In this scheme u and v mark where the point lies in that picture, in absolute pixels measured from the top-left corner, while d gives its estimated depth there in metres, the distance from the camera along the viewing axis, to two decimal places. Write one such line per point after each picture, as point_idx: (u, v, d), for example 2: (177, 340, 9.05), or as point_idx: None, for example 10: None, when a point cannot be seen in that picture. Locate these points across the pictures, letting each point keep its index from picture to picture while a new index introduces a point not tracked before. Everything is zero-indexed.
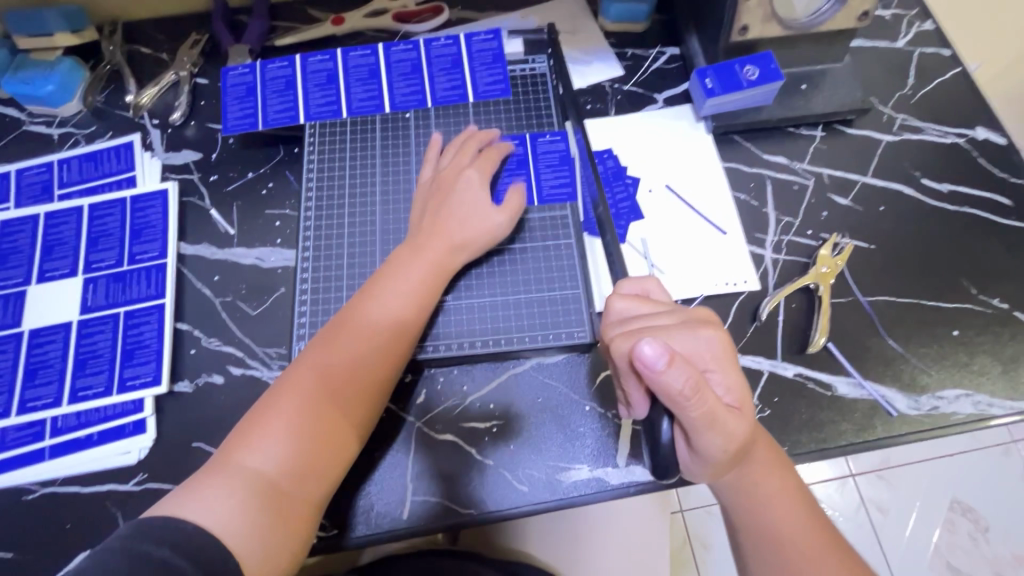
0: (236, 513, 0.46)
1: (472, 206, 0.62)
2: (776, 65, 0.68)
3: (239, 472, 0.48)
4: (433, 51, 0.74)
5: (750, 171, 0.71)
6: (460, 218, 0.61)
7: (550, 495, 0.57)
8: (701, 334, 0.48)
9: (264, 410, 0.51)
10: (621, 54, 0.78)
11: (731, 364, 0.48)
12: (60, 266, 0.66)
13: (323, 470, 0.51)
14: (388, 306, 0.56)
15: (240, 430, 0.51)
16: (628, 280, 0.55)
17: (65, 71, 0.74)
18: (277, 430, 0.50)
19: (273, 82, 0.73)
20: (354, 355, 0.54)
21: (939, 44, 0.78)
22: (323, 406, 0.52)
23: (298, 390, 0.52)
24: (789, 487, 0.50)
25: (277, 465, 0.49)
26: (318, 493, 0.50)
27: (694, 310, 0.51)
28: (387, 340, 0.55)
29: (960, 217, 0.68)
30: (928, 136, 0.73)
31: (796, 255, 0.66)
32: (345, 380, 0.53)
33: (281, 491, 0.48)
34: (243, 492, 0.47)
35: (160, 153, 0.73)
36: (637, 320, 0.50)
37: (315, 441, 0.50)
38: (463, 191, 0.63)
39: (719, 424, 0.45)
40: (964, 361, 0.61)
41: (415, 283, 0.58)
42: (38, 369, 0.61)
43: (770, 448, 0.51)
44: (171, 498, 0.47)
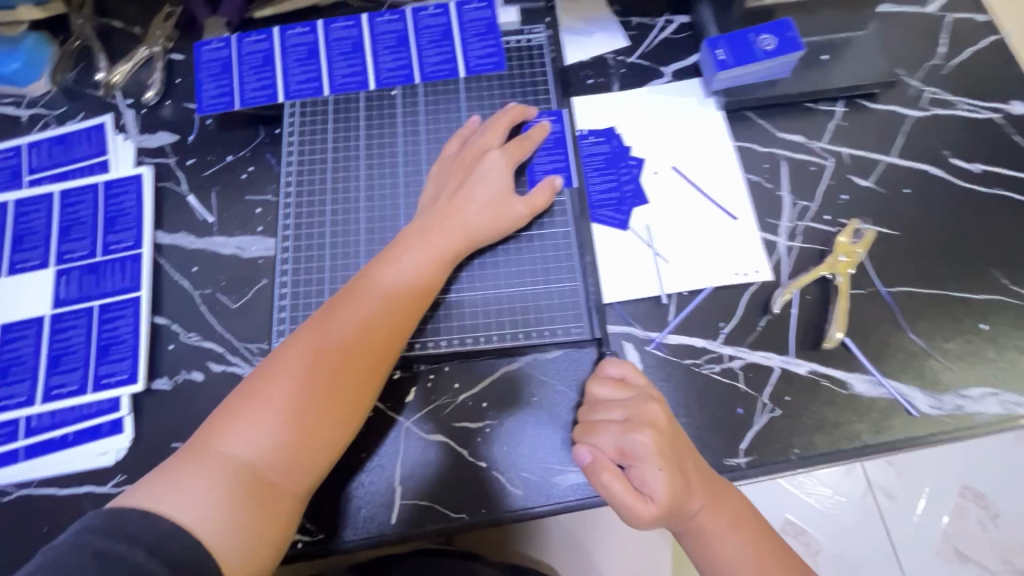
0: (214, 504, 0.43)
1: (494, 187, 0.58)
2: (792, 33, 0.63)
3: (218, 461, 0.44)
4: (421, 22, 0.68)
5: (763, 150, 0.66)
6: (481, 200, 0.58)
7: (547, 499, 0.54)
8: (633, 437, 0.51)
9: (248, 396, 0.47)
10: (625, 23, 0.72)
11: (659, 464, 0.50)
12: (32, 257, 0.63)
13: (310, 461, 0.47)
14: (397, 292, 0.53)
15: (220, 414, 0.47)
16: (613, 360, 0.56)
17: (31, 48, 0.70)
18: (260, 416, 0.46)
19: (251, 57, 0.68)
20: (352, 340, 0.50)
21: (974, 9, 0.71)
22: (312, 396, 0.48)
23: (289, 373, 0.48)
24: (749, 544, 0.51)
25: (259, 454, 0.45)
26: (304, 485, 0.47)
27: (645, 410, 0.52)
28: (396, 327, 0.52)
29: (992, 200, 0.63)
30: (959, 111, 0.67)
31: (812, 242, 0.62)
32: (346, 366, 0.49)
33: (266, 481, 0.45)
34: (224, 482, 0.44)
35: (134, 136, 0.69)
36: (592, 410, 0.54)
37: (307, 429, 0.47)
38: (486, 171, 0.59)
39: (630, 516, 0.50)
40: (992, 357, 0.57)
41: (427, 267, 0.55)
42: (11, 366, 0.59)
43: (735, 512, 0.52)
44: (143, 486, 0.43)
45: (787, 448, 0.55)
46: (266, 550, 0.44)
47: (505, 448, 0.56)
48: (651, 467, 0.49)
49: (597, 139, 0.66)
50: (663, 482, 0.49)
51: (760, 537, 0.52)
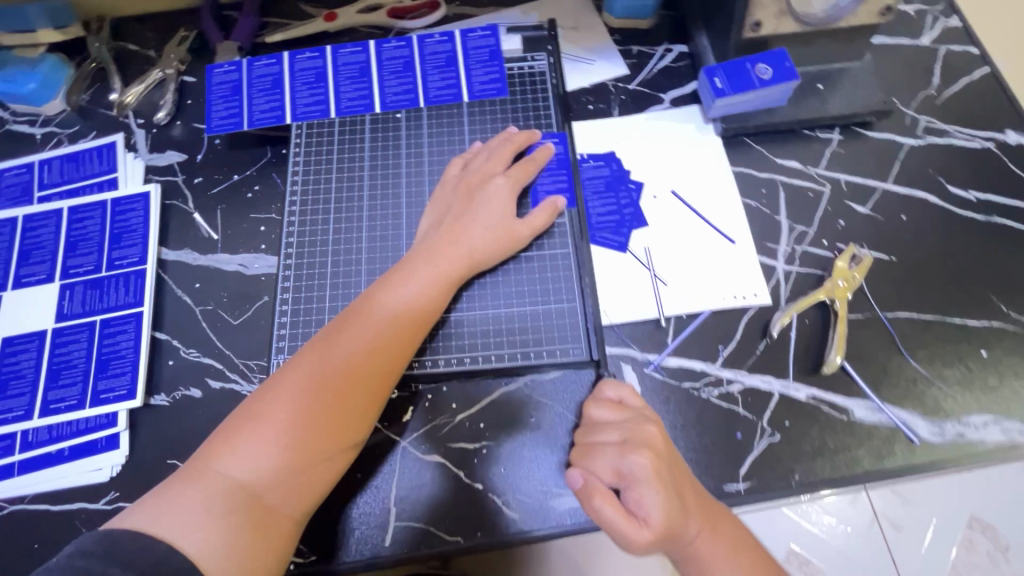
0: (212, 528, 0.42)
1: (498, 210, 0.59)
2: (790, 63, 0.64)
3: (217, 483, 0.44)
4: (427, 49, 0.70)
5: (761, 176, 0.66)
6: (485, 225, 0.59)
7: (543, 522, 0.54)
8: (631, 459, 0.48)
9: (250, 417, 0.47)
10: (625, 52, 0.74)
11: (656, 488, 0.47)
12: (37, 271, 0.64)
13: (309, 484, 0.47)
14: (401, 314, 0.53)
15: (220, 434, 0.47)
16: (610, 383, 0.55)
17: (48, 69, 0.72)
18: (262, 438, 0.46)
19: (260, 80, 0.70)
20: (356, 361, 0.50)
21: (966, 42, 0.73)
22: (314, 419, 0.48)
23: (293, 394, 0.48)
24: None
25: (258, 476, 0.45)
26: (301, 508, 0.47)
27: (643, 430, 0.50)
28: (400, 349, 0.52)
29: (988, 227, 0.63)
30: (954, 140, 0.68)
31: (810, 267, 0.62)
32: (349, 388, 0.49)
33: (264, 504, 0.45)
34: (223, 505, 0.44)
35: (144, 154, 0.71)
36: (588, 431, 0.53)
37: (308, 452, 0.47)
38: (491, 195, 0.60)
39: (624, 541, 0.47)
40: (993, 385, 0.57)
41: (430, 290, 0.55)
42: (10, 380, 0.59)
43: (735, 539, 0.50)
44: (141, 506, 0.43)
45: (787, 474, 0.54)
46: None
47: (501, 470, 0.55)
48: (648, 490, 0.47)
49: (597, 162, 0.67)
50: (661, 507, 0.47)
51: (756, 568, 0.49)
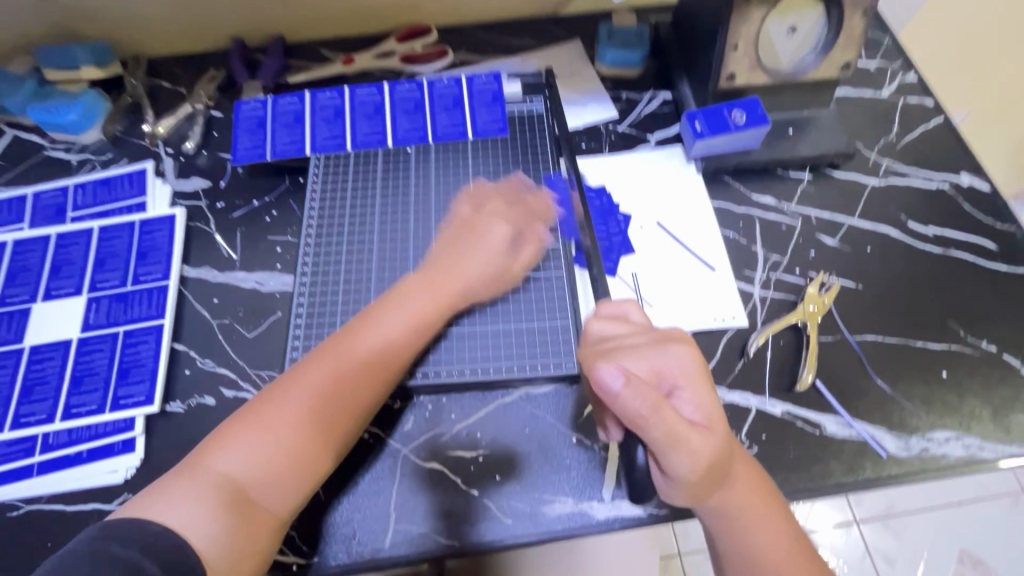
0: (202, 519, 0.46)
1: (494, 245, 0.63)
2: (762, 110, 0.71)
3: (211, 478, 0.48)
4: (436, 91, 0.78)
5: (738, 210, 0.73)
6: (479, 256, 0.62)
7: (535, 527, 0.57)
8: (671, 354, 0.48)
9: (247, 421, 0.51)
10: (615, 97, 0.81)
11: (701, 381, 0.48)
12: (67, 285, 0.68)
13: (297, 488, 0.51)
14: (398, 336, 0.57)
15: (218, 433, 0.51)
16: (607, 302, 0.55)
17: (89, 102, 0.78)
18: (256, 442, 0.50)
19: (283, 115, 0.76)
20: (352, 377, 0.54)
21: (923, 94, 0.81)
22: (308, 430, 0.52)
23: (292, 405, 0.52)
24: (776, 514, 0.50)
25: (248, 474, 0.49)
26: (288, 508, 0.51)
27: (663, 330, 0.51)
28: (386, 365, 0.56)
29: (946, 259, 0.69)
30: (913, 181, 0.75)
31: (784, 293, 0.67)
32: (335, 398, 0.53)
33: (252, 501, 0.49)
34: (214, 497, 0.48)
35: (171, 180, 0.77)
36: (605, 342, 0.50)
37: (298, 460, 0.51)
38: (490, 232, 0.64)
39: (684, 442, 0.45)
40: (954, 403, 0.61)
41: (426, 315, 0.59)
42: (34, 386, 0.62)
43: (754, 473, 0.51)
44: (140, 498, 0.48)
45: None
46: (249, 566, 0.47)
47: (497, 477, 0.59)
48: (698, 384, 0.48)
49: (592, 195, 0.73)
50: (708, 402, 0.48)
51: (776, 502, 0.51)
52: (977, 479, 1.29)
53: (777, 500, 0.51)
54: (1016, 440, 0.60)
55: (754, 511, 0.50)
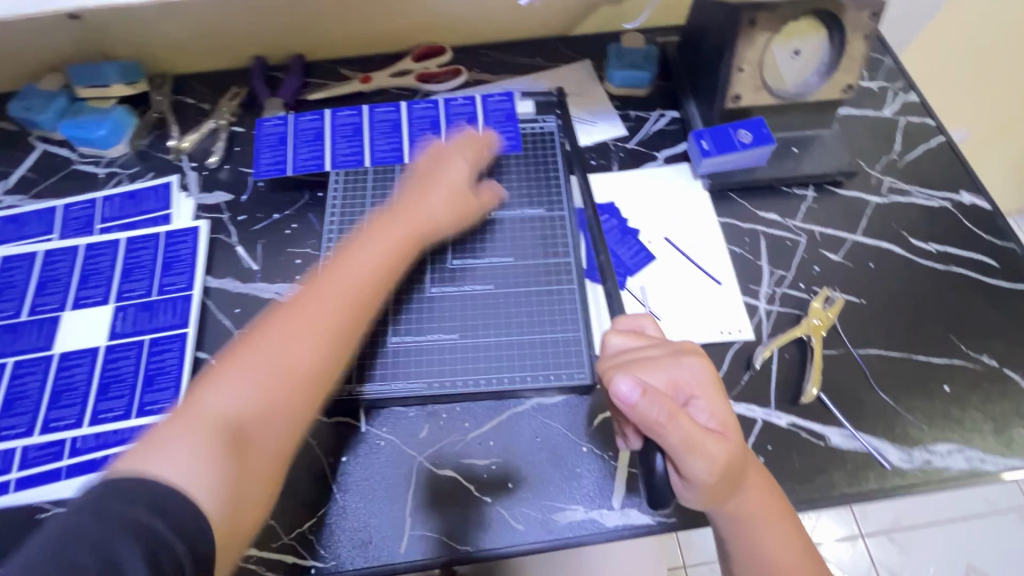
0: (202, 461, 0.43)
1: (455, 184, 0.68)
2: (767, 129, 0.74)
3: (203, 415, 0.46)
4: (452, 110, 0.80)
5: (744, 226, 0.75)
6: (442, 199, 0.67)
7: (545, 534, 0.58)
8: (685, 364, 0.50)
9: (238, 360, 0.49)
10: (624, 116, 0.84)
11: (716, 391, 0.50)
12: (95, 294, 0.71)
13: (293, 420, 0.49)
14: (372, 265, 0.59)
15: (206, 377, 0.49)
16: (623, 318, 0.58)
17: (117, 118, 0.81)
18: (250, 375, 0.48)
19: (304, 132, 0.79)
20: (337, 305, 0.54)
21: (923, 114, 0.84)
22: (298, 355, 0.50)
23: (285, 336, 0.51)
24: (789, 522, 0.52)
25: (242, 413, 0.47)
26: (284, 444, 0.48)
27: (678, 341, 0.53)
28: (371, 289, 0.57)
29: (947, 275, 0.71)
30: (914, 199, 0.77)
31: (789, 307, 0.69)
32: (328, 325, 0.53)
33: (247, 436, 0.46)
34: (210, 434, 0.45)
35: (195, 193, 0.79)
36: (622, 354, 0.53)
37: (293, 387, 0.49)
38: (449, 170, 0.69)
39: (701, 448, 0.46)
40: (956, 417, 0.63)
41: (397, 249, 0.62)
42: (64, 392, 0.65)
43: (769, 482, 0.52)
44: (130, 455, 0.43)
45: None
46: (250, 511, 0.45)
47: (509, 485, 0.60)
48: (713, 393, 0.50)
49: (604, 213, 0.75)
50: (723, 411, 0.49)
51: (789, 511, 0.52)
52: (983, 495, 1.30)
53: (788, 508, 0.53)
54: (1017, 453, 0.61)
55: (769, 518, 0.51)
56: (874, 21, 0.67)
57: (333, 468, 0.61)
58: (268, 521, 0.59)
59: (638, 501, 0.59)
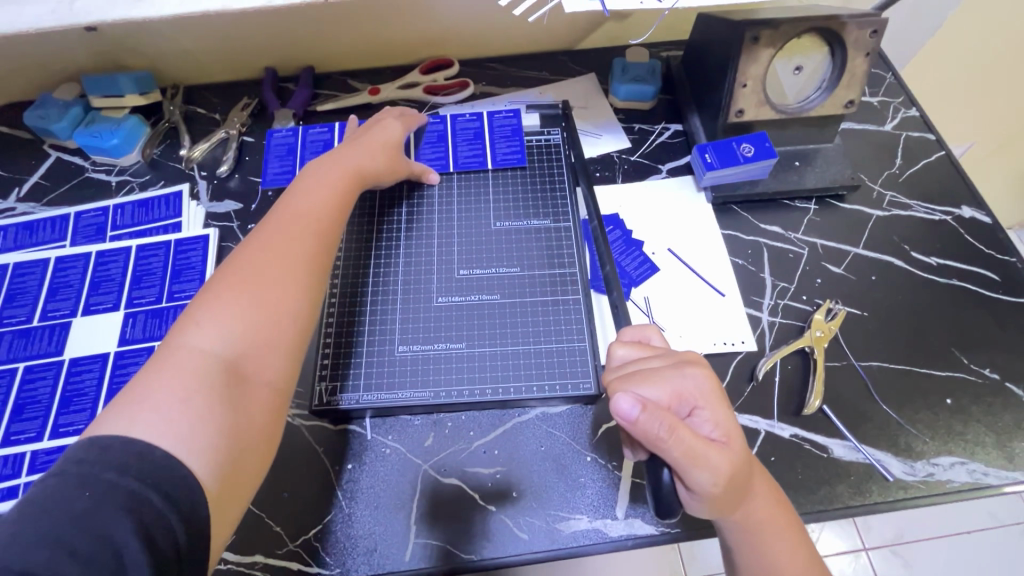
0: (188, 410, 0.43)
1: (391, 137, 0.72)
2: (769, 143, 0.74)
3: (179, 362, 0.46)
4: (459, 125, 0.82)
5: (747, 238, 0.76)
6: (379, 149, 0.70)
7: (549, 543, 0.58)
8: (687, 377, 0.50)
9: (198, 309, 0.49)
10: (628, 128, 0.85)
11: (719, 402, 0.50)
12: (105, 300, 0.72)
13: (270, 343, 0.50)
14: (321, 203, 0.60)
15: (172, 332, 0.48)
16: (629, 329, 0.59)
17: (131, 127, 0.83)
18: (215, 317, 0.49)
19: (313, 143, 0.80)
20: (285, 235, 0.56)
21: (924, 129, 0.85)
22: (252, 283, 0.51)
23: (236, 274, 0.52)
24: (795, 532, 0.52)
25: (225, 351, 0.47)
26: (270, 374, 0.49)
27: (680, 352, 0.54)
28: (325, 221, 0.59)
29: (949, 288, 0.72)
30: (916, 213, 0.77)
31: (791, 319, 0.70)
32: (280, 252, 0.54)
33: (230, 370, 0.46)
34: (190, 379, 0.45)
35: (205, 202, 0.81)
36: (625, 367, 0.53)
37: (263, 312, 0.50)
38: (383, 127, 0.73)
39: (704, 459, 0.47)
40: (959, 429, 0.63)
41: (345, 190, 0.63)
42: (73, 397, 0.65)
43: (774, 492, 0.53)
44: (110, 419, 0.42)
45: None
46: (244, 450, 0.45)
47: (513, 494, 0.61)
48: (716, 404, 0.50)
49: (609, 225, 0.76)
50: (726, 421, 0.50)
51: (794, 520, 0.53)
52: (988, 508, 1.29)
53: (794, 517, 0.53)
54: (1019, 467, 0.61)
55: (774, 527, 0.52)
56: (875, 39, 0.67)
57: (338, 476, 0.62)
58: (274, 528, 0.59)
59: (642, 511, 0.59)
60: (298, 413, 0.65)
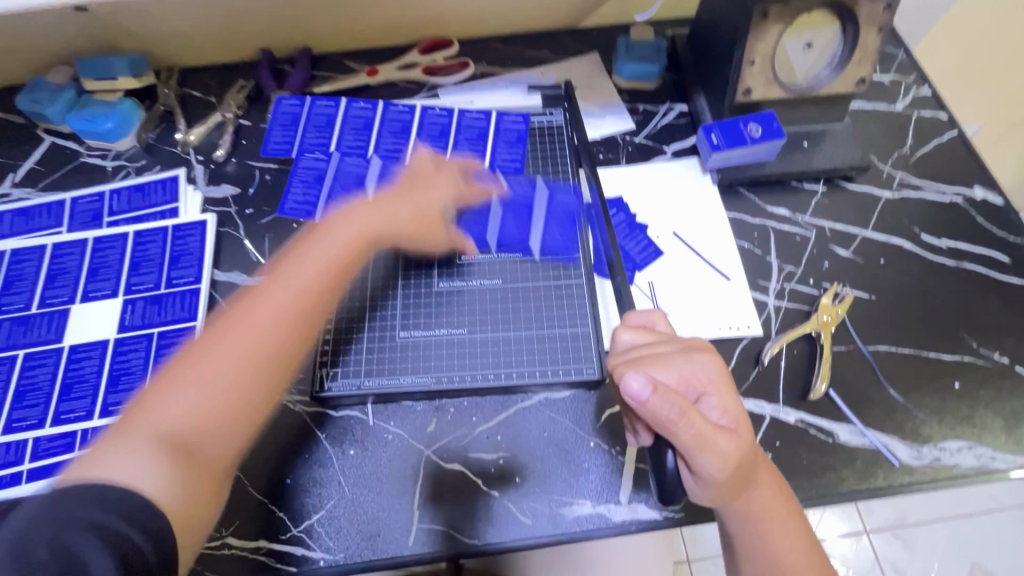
0: (146, 468, 0.44)
1: (439, 200, 0.66)
2: (778, 124, 0.72)
3: (142, 429, 0.46)
4: (464, 121, 0.80)
5: (753, 221, 0.74)
6: (422, 205, 0.65)
7: (552, 529, 0.58)
8: (696, 362, 0.50)
9: (177, 368, 0.50)
10: (632, 109, 0.83)
11: (727, 388, 0.50)
12: (103, 287, 0.71)
13: (234, 418, 0.50)
14: (326, 263, 0.57)
15: (148, 389, 0.50)
16: (635, 313, 0.57)
17: (125, 110, 0.81)
18: (188, 383, 0.49)
19: (317, 117, 0.79)
20: (276, 303, 0.54)
21: (936, 108, 0.83)
22: (231, 357, 0.51)
23: (218, 342, 0.51)
24: (798, 522, 0.52)
25: (186, 423, 0.48)
26: (227, 446, 0.49)
27: (689, 336, 0.53)
28: (325, 283, 0.56)
29: (958, 271, 0.70)
30: (927, 194, 0.76)
31: (798, 303, 0.69)
32: (264, 322, 0.53)
33: (188, 443, 0.47)
34: (152, 444, 0.45)
35: (202, 187, 0.79)
36: (631, 351, 0.52)
37: (233, 388, 0.50)
38: (430, 190, 0.66)
39: (711, 445, 0.46)
40: (966, 414, 0.62)
41: (355, 247, 0.59)
42: (74, 384, 0.65)
43: (778, 483, 0.53)
44: (80, 461, 0.44)
45: None
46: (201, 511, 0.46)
47: (516, 478, 0.61)
48: (725, 391, 0.49)
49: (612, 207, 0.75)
50: (734, 408, 0.49)
51: (797, 510, 0.53)
52: (988, 491, 1.29)
53: (797, 508, 0.53)
54: None
55: (777, 517, 0.51)
56: (889, 13, 0.66)
57: (339, 462, 0.61)
58: (277, 513, 0.59)
59: (646, 496, 0.59)
60: (299, 399, 0.64)
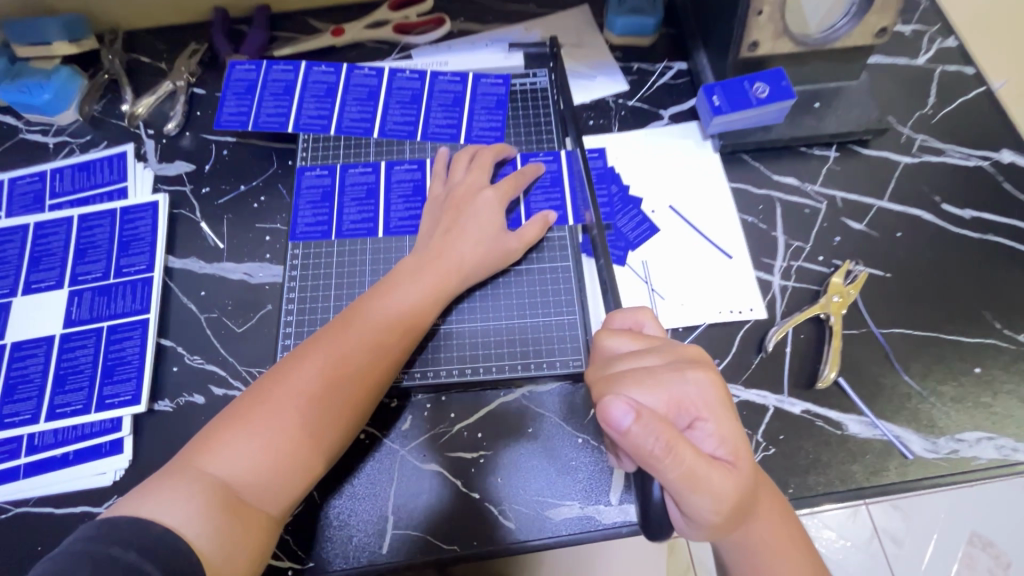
0: (199, 516, 0.43)
1: (486, 224, 0.61)
2: (787, 82, 0.65)
3: (198, 477, 0.45)
4: (438, 85, 0.72)
5: (758, 192, 0.68)
6: (473, 237, 0.60)
7: (537, 533, 0.54)
8: (689, 381, 0.44)
9: (240, 411, 0.49)
10: (626, 68, 0.75)
11: (724, 412, 0.44)
12: (47, 278, 0.65)
13: (292, 480, 0.48)
14: (394, 317, 0.55)
15: (206, 434, 0.48)
16: (619, 314, 0.52)
17: (62, 80, 0.74)
18: (251, 433, 0.47)
19: (274, 83, 0.71)
20: (345, 356, 0.52)
21: (962, 62, 0.75)
22: (300, 406, 0.49)
23: (292, 391, 0.50)
24: (798, 550, 0.47)
25: (245, 474, 0.47)
26: (278, 505, 0.48)
27: (682, 348, 0.47)
28: (395, 334, 0.55)
29: (982, 244, 0.64)
30: (950, 158, 0.69)
31: (806, 282, 0.63)
32: (340, 375, 0.51)
33: (243, 499, 0.46)
34: (207, 495, 0.44)
35: (153, 164, 0.72)
36: (617, 364, 0.46)
37: (299, 449, 0.48)
38: (477, 210, 0.62)
39: (704, 484, 0.41)
40: (987, 402, 0.57)
41: (427, 296, 0.57)
42: (18, 384, 0.60)
43: (777, 503, 0.48)
44: (129, 498, 0.44)
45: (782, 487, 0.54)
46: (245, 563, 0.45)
47: (497, 480, 0.56)
48: (721, 416, 0.43)
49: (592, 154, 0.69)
50: (732, 435, 0.44)
51: (796, 526, 0.48)
52: None
53: (797, 525, 0.48)
54: None
55: (776, 538, 0.47)
56: None
57: None
58: None
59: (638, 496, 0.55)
60: None
